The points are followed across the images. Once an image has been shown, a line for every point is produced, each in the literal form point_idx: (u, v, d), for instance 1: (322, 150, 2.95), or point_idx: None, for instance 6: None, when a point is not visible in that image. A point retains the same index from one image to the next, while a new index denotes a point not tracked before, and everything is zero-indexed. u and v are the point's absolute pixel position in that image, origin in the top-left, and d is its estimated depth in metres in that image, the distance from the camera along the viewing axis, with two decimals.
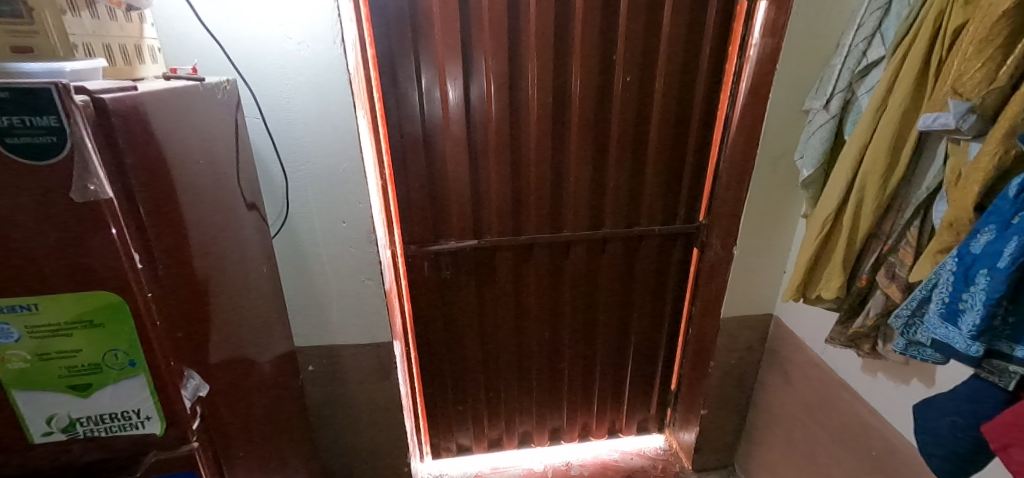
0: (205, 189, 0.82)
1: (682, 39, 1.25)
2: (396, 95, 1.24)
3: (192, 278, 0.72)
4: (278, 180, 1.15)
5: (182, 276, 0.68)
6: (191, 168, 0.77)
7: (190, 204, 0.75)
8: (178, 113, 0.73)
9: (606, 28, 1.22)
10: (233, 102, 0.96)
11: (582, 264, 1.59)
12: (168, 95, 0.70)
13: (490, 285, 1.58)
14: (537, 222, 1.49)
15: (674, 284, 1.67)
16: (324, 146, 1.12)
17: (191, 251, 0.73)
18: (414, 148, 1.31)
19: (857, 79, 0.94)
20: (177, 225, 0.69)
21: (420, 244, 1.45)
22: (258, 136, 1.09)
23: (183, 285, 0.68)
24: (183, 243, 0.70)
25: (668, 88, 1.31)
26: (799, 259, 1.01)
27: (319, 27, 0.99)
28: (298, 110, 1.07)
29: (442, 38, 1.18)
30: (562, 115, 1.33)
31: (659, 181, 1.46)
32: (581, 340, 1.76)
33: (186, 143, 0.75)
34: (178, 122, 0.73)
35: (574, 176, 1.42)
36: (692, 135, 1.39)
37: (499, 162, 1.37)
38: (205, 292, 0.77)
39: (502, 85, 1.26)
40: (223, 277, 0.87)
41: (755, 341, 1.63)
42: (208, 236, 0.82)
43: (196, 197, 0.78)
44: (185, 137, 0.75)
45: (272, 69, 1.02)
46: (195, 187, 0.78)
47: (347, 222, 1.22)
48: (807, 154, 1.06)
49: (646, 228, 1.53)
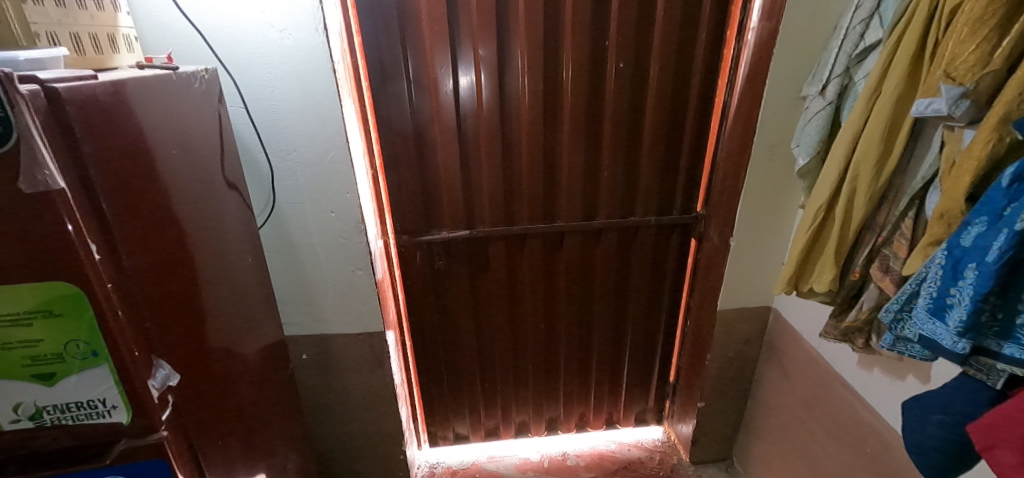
0: (178, 180, 0.82)
1: (677, 24, 1.21)
2: (384, 85, 1.22)
3: (161, 265, 0.72)
4: (263, 169, 1.15)
5: (149, 264, 0.68)
6: (163, 160, 0.77)
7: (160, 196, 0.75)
8: (148, 104, 0.73)
9: (598, 13, 1.18)
10: (213, 92, 0.96)
11: (576, 255, 1.58)
12: (137, 85, 0.70)
13: (484, 276, 1.58)
14: (530, 213, 1.47)
15: (671, 276, 1.65)
16: (311, 136, 1.11)
17: (159, 237, 0.73)
18: (404, 138, 1.30)
19: (855, 63, 0.90)
20: (144, 214, 0.69)
21: (412, 235, 1.45)
22: (241, 125, 1.09)
23: (150, 272, 0.68)
24: (150, 233, 0.70)
25: (663, 75, 1.27)
26: (790, 251, 0.99)
27: (300, 14, 0.98)
28: (283, 98, 1.06)
29: (429, 25, 1.16)
30: (554, 103, 1.30)
31: (655, 171, 1.43)
32: (577, 331, 1.76)
33: (156, 134, 0.75)
34: (147, 112, 0.73)
35: (567, 165, 1.40)
36: (688, 123, 1.35)
37: (490, 152, 1.35)
38: (175, 278, 0.77)
39: (491, 73, 1.24)
40: (199, 267, 0.88)
41: (753, 334, 1.60)
42: (182, 228, 0.82)
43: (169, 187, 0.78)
44: (156, 129, 0.75)
45: (254, 57, 1.01)
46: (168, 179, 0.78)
47: (336, 213, 1.22)
48: (803, 143, 1.02)
49: (642, 218, 1.51)
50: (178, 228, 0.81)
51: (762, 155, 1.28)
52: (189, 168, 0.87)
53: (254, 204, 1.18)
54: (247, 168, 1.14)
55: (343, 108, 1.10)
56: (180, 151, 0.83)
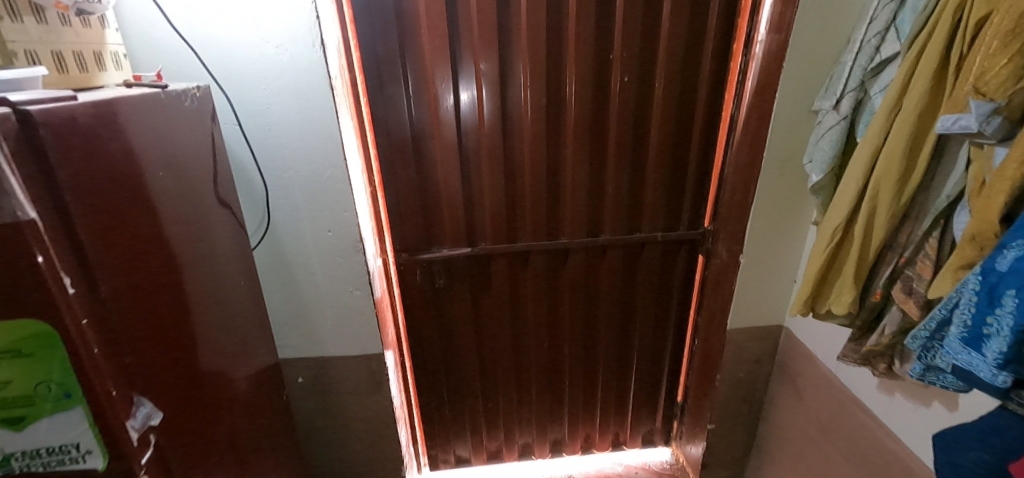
0: (167, 203, 0.79)
1: (682, 38, 1.19)
2: (385, 100, 1.20)
3: (142, 293, 0.68)
4: (257, 187, 1.11)
5: (130, 292, 0.64)
6: (150, 183, 0.74)
7: (146, 220, 0.72)
8: (134, 125, 0.70)
9: (602, 27, 1.16)
10: (206, 109, 0.94)
11: (580, 271, 1.53)
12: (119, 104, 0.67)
13: (486, 294, 1.53)
14: (533, 229, 1.44)
15: (678, 293, 1.60)
16: (308, 153, 1.08)
17: (142, 263, 0.69)
18: (404, 154, 1.27)
19: (870, 76, 0.87)
20: (128, 240, 0.65)
21: (412, 252, 1.41)
22: (235, 141, 1.06)
23: (131, 300, 0.64)
24: (131, 259, 0.66)
25: (668, 89, 1.25)
26: (805, 271, 0.94)
27: (297, 30, 0.96)
28: (279, 115, 1.04)
29: (429, 39, 1.13)
30: (557, 118, 1.28)
31: (660, 187, 1.40)
32: (582, 350, 1.70)
33: (144, 154, 0.72)
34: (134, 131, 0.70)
35: (571, 181, 1.36)
36: (694, 138, 1.32)
37: (492, 167, 1.32)
38: (158, 305, 0.73)
39: (493, 88, 1.21)
40: (187, 292, 0.84)
41: (764, 354, 1.55)
42: (168, 252, 0.79)
43: (155, 210, 0.75)
44: (143, 151, 0.72)
45: (250, 73, 0.99)
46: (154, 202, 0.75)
47: (333, 231, 1.18)
48: (817, 158, 0.99)
49: (647, 234, 1.47)
50: (165, 252, 0.77)
51: (772, 169, 1.25)
52: (178, 190, 0.83)
53: (248, 223, 1.14)
54: (241, 185, 1.11)
55: (341, 124, 1.07)
56: (170, 173, 0.80)
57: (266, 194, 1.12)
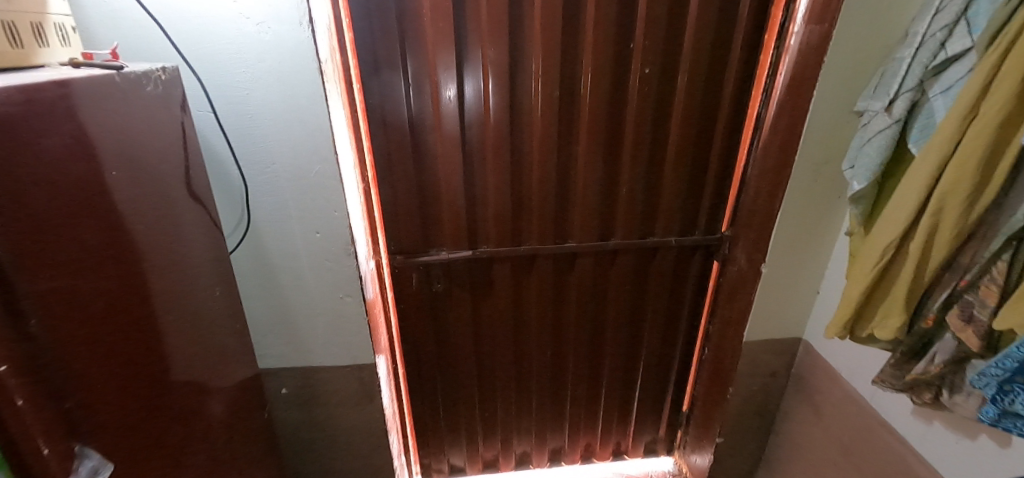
0: (127, 205, 0.68)
1: (711, 27, 1.07)
2: (380, 90, 1.08)
3: (86, 314, 0.57)
4: (235, 182, 1.00)
5: (67, 315, 0.54)
6: (107, 185, 0.63)
7: (97, 227, 0.61)
8: (89, 115, 0.59)
9: (624, 13, 1.04)
10: (175, 94, 0.82)
11: (588, 278, 1.43)
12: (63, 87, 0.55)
13: (487, 300, 1.43)
14: (539, 232, 1.33)
15: (690, 301, 1.51)
16: (293, 145, 0.96)
17: (92, 278, 0.59)
18: (401, 149, 1.15)
19: (931, 76, 0.77)
20: (69, 255, 0.54)
21: (408, 255, 1.30)
22: (209, 131, 0.93)
23: (68, 326, 0.54)
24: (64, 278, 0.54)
25: (692, 84, 1.14)
26: (847, 291, 0.85)
27: (281, 5, 0.83)
28: (260, 103, 0.92)
29: (431, 21, 1.01)
30: (570, 112, 1.17)
31: (678, 189, 1.30)
32: (587, 358, 1.62)
33: (96, 148, 0.61)
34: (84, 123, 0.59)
35: (582, 181, 1.26)
36: (717, 137, 1.22)
37: (497, 164, 1.21)
38: (109, 325, 0.62)
39: (501, 77, 1.10)
40: (152, 304, 0.74)
41: (780, 367, 1.47)
42: (125, 263, 0.67)
43: (113, 214, 0.64)
44: (101, 146, 0.62)
45: (226, 54, 0.86)
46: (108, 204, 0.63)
47: (321, 233, 1.07)
48: (859, 166, 0.89)
49: (661, 239, 1.37)
50: (124, 262, 0.67)
51: (803, 174, 1.15)
52: (142, 190, 0.73)
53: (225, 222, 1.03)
54: (216, 180, 0.99)
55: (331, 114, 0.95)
56: (132, 172, 0.70)
57: (246, 191, 1.00)
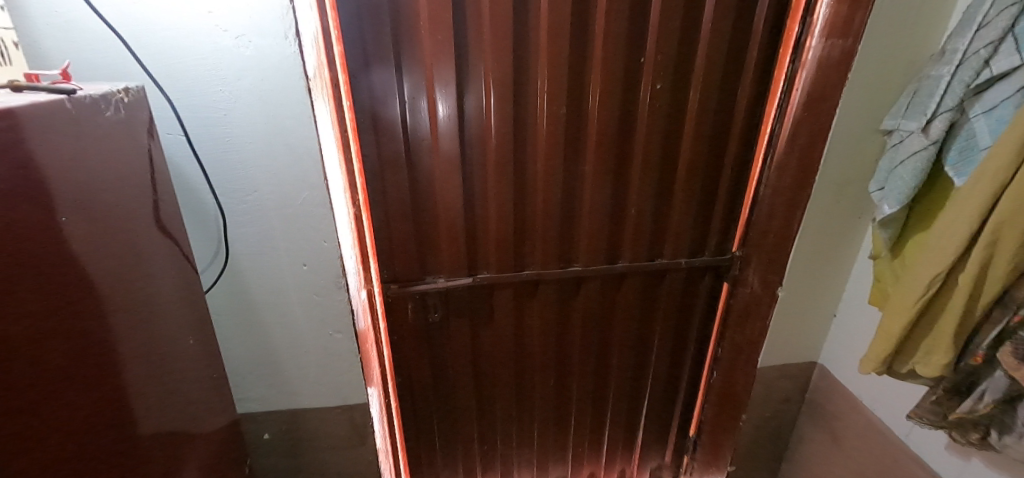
0: (88, 251, 0.59)
1: (726, 42, 1.02)
2: (373, 107, 0.93)
3: (36, 394, 0.48)
4: (212, 210, 0.90)
5: (10, 396, 0.44)
6: (63, 230, 0.54)
7: (55, 282, 0.52)
8: (46, 150, 0.51)
9: (635, 27, 0.99)
10: (139, 117, 0.71)
11: (595, 303, 1.35)
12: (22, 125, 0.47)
13: (487, 329, 1.34)
14: (543, 255, 1.25)
15: (697, 327, 1.42)
16: (278, 170, 0.89)
17: (42, 345, 0.49)
18: (395, 171, 1.03)
19: (972, 94, 0.74)
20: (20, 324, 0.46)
21: (403, 284, 1.16)
22: (179, 155, 0.84)
23: (10, 408, 0.44)
24: (22, 355, 0.46)
25: (704, 101, 1.08)
26: (886, 322, 0.83)
27: (265, 19, 0.77)
28: (240, 125, 0.83)
29: (429, 32, 0.90)
30: (578, 131, 1.10)
31: (688, 210, 1.24)
32: (592, 388, 1.51)
33: (55, 192, 0.52)
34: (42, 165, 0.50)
35: (590, 203, 1.19)
36: (729, 155, 1.16)
37: (500, 186, 1.13)
38: (59, 398, 0.53)
39: (504, 94, 1.02)
40: (115, 361, 0.65)
41: (794, 392, 1.45)
42: (81, 317, 0.57)
43: (70, 264, 0.55)
44: (57, 187, 0.53)
45: (200, 70, 0.77)
46: (64, 252, 0.54)
47: (309, 264, 1.03)
48: (891, 189, 0.85)
49: (671, 261, 1.30)
50: (82, 318, 0.57)
51: (825, 195, 1.14)
52: (106, 233, 0.63)
53: (200, 253, 0.94)
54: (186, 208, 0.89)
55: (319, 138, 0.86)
56: (94, 213, 0.60)
57: (224, 219, 0.91)
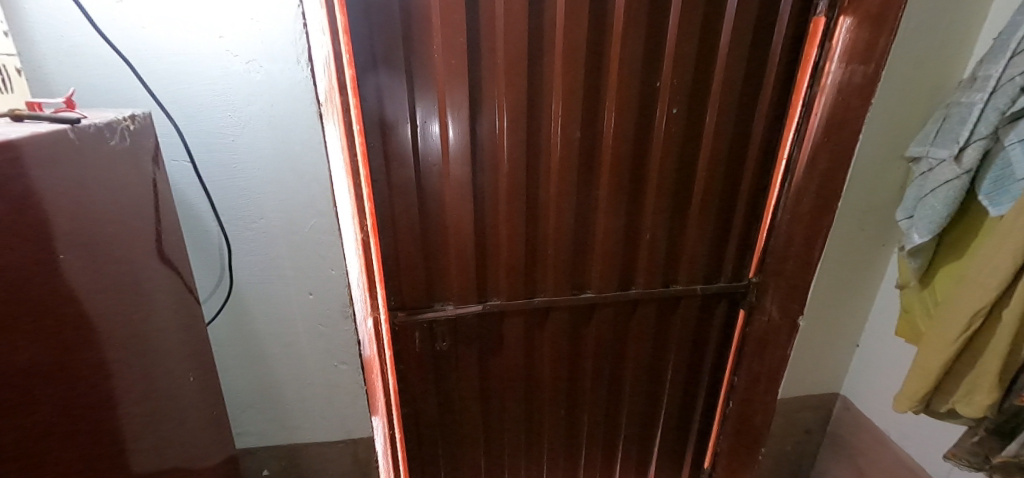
0: (88, 289, 0.56)
1: (742, 67, 1.01)
2: (383, 133, 0.97)
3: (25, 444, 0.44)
4: (216, 238, 0.86)
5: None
6: (61, 268, 0.50)
7: (50, 320, 0.48)
8: (46, 180, 0.48)
9: (651, 51, 0.97)
10: (146, 146, 0.69)
11: (606, 330, 1.31)
12: (20, 156, 0.44)
13: (496, 357, 1.29)
14: (555, 282, 1.22)
15: (713, 354, 1.38)
16: (286, 197, 0.84)
17: (34, 395, 0.45)
18: (404, 194, 1.05)
19: (1007, 123, 0.72)
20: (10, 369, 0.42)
21: (410, 311, 1.16)
22: (185, 181, 0.80)
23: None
24: (10, 402, 0.42)
25: (720, 125, 1.07)
26: (919, 356, 0.81)
27: (276, 43, 0.73)
28: (248, 151, 0.79)
29: (443, 59, 0.91)
30: (592, 155, 1.07)
31: (704, 235, 1.21)
32: (604, 419, 1.45)
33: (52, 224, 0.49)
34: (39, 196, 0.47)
35: (603, 229, 1.16)
36: (745, 180, 1.14)
37: (511, 211, 1.10)
38: (53, 450, 0.48)
39: (517, 118, 1.00)
40: (112, 405, 0.61)
41: (815, 425, 1.39)
42: (76, 357, 0.53)
43: (67, 304, 0.51)
44: (57, 220, 0.50)
45: (208, 95, 0.74)
46: (61, 288, 0.50)
47: (315, 294, 0.95)
48: (921, 217, 0.83)
49: (686, 288, 1.26)
50: (76, 362, 0.53)
51: (848, 222, 1.11)
52: (103, 269, 0.59)
53: (201, 282, 0.89)
54: (189, 235, 0.85)
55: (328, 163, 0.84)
56: (94, 244, 0.57)
57: (228, 248, 0.86)
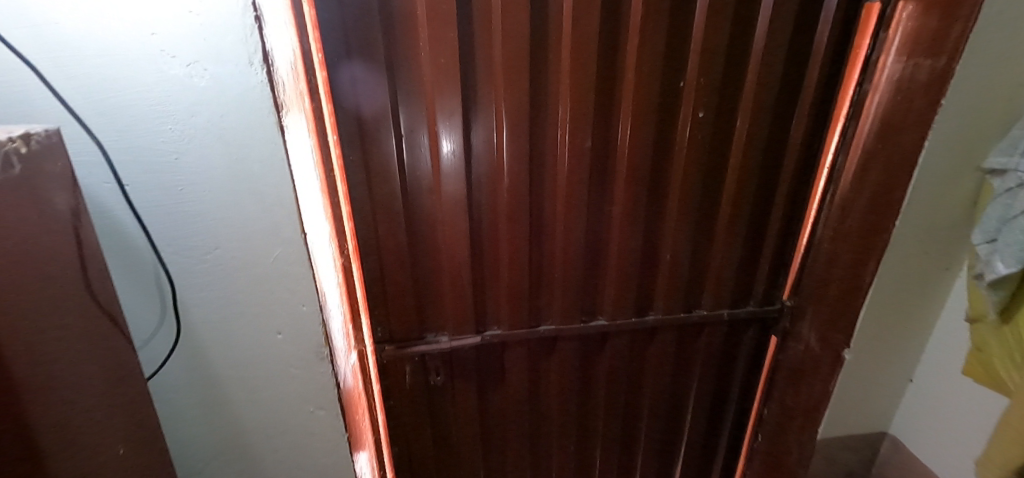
0: (23, 333, 0.47)
1: (780, 63, 0.86)
2: (364, 143, 0.84)
3: None
4: (158, 273, 0.72)
5: None
6: None
7: None
8: None
9: (674, 46, 0.83)
10: (54, 167, 0.52)
11: (620, 360, 1.17)
12: None
13: (497, 391, 1.16)
14: (563, 308, 1.08)
15: (739, 383, 1.24)
16: (244, 224, 0.71)
17: None
18: (388, 213, 0.92)
19: None
20: None
21: (399, 345, 1.05)
22: (113, 208, 0.66)
23: None
24: None
25: (753, 131, 0.93)
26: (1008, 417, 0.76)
27: (220, 39, 0.59)
28: (195, 172, 0.66)
29: (430, 58, 0.78)
30: (605, 167, 0.94)
31: (731, 255, 1.07)
32: (618, 456, 1.31)
33: None
34: None
35: (618, 249, 1.02)
36: (780, 193, 1.00)
37: (512, 231, 0.97)
38: None
39: (518, 126, 0.86)
40: None
41: (857, 464, 1.23)
42: None
43: None
44: None
45: (138, 105, 0.61)
46: None
47: (284, 334, 0.82)
48: (1008, 242, 0.71)
49: (711, 314, 1.12)
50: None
51: (907, 242, 0.96)
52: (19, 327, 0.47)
53: (146, 325, 0.75)
54: (119, 270, 0.71)
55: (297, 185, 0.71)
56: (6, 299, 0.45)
57: (172, 285, 0.73)
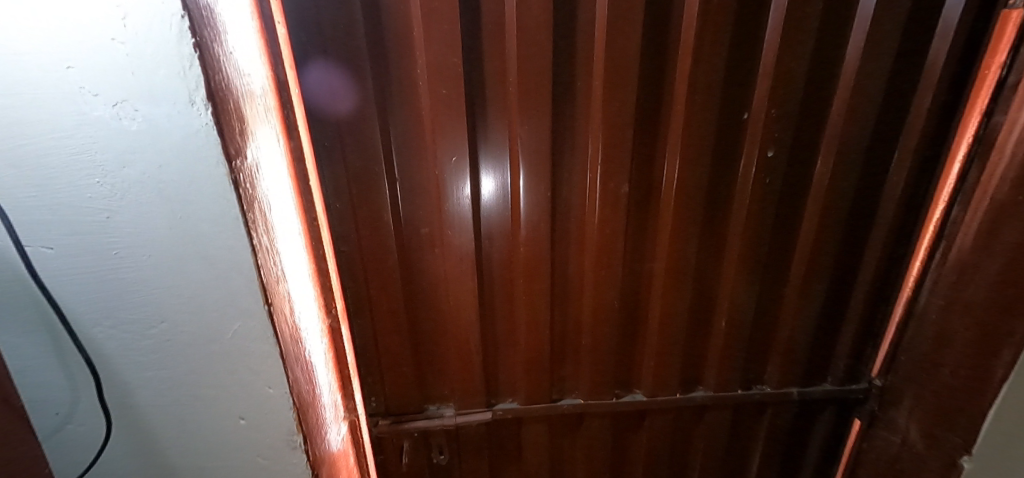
0: None
1: (878, 89, 0.67)
2: (353, 189, 0.70)
3: None
4: (73, 363, 0.56)
5: None
6: None
7: None
8: None
9: (738, 69, 0.65)
10: None
11: (661, 441, 0.96)
12: None
13: (511, 472, 0.97)
14: (592, 380, 0.89)
15: (810, 471, 1.02)
16: (195, 293, 0.54)
17: None
18: (382, 269, 0.77)
19: None
20: None
21: (396, 419, 0.89)
22: (9, 288, 0.50)
23: None
24: None
25: (839, 174, 0.72)
26: None
27: (149, 69, 0.41)
28: (131, 234, 0.50)
29: (429, 88, 0.63)
30: (645, 216, 0.76)
31: (804, 322, 0.86)
32: None
33: None
34: None
35: (660, 313, 0.83)
36: (872, 251, 0.79)
37: (532, 292, 0.80)
38: None
39: (539, 168, 0.70)
40: None
41: None
42: None
43: None
44: None
45: (54, 152, 0.45)
46: None
47: (247, 419, 0.64)
48: None
49: (777, 393, 0.91)
50: None
51: None
52: None
53: (44, 402, 0.57)
54: (21, 354, 0.54)
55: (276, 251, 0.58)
56: None
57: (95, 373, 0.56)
